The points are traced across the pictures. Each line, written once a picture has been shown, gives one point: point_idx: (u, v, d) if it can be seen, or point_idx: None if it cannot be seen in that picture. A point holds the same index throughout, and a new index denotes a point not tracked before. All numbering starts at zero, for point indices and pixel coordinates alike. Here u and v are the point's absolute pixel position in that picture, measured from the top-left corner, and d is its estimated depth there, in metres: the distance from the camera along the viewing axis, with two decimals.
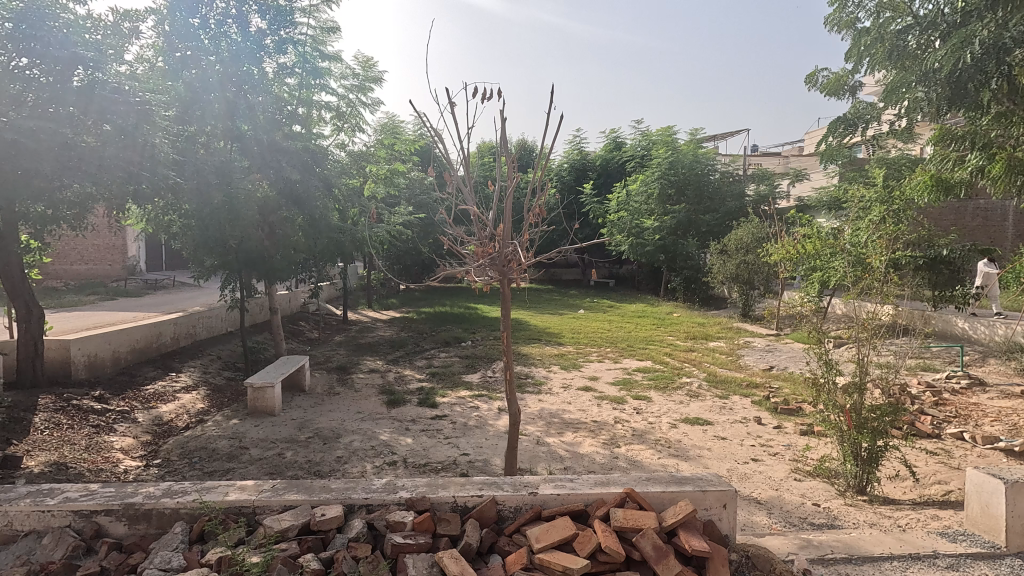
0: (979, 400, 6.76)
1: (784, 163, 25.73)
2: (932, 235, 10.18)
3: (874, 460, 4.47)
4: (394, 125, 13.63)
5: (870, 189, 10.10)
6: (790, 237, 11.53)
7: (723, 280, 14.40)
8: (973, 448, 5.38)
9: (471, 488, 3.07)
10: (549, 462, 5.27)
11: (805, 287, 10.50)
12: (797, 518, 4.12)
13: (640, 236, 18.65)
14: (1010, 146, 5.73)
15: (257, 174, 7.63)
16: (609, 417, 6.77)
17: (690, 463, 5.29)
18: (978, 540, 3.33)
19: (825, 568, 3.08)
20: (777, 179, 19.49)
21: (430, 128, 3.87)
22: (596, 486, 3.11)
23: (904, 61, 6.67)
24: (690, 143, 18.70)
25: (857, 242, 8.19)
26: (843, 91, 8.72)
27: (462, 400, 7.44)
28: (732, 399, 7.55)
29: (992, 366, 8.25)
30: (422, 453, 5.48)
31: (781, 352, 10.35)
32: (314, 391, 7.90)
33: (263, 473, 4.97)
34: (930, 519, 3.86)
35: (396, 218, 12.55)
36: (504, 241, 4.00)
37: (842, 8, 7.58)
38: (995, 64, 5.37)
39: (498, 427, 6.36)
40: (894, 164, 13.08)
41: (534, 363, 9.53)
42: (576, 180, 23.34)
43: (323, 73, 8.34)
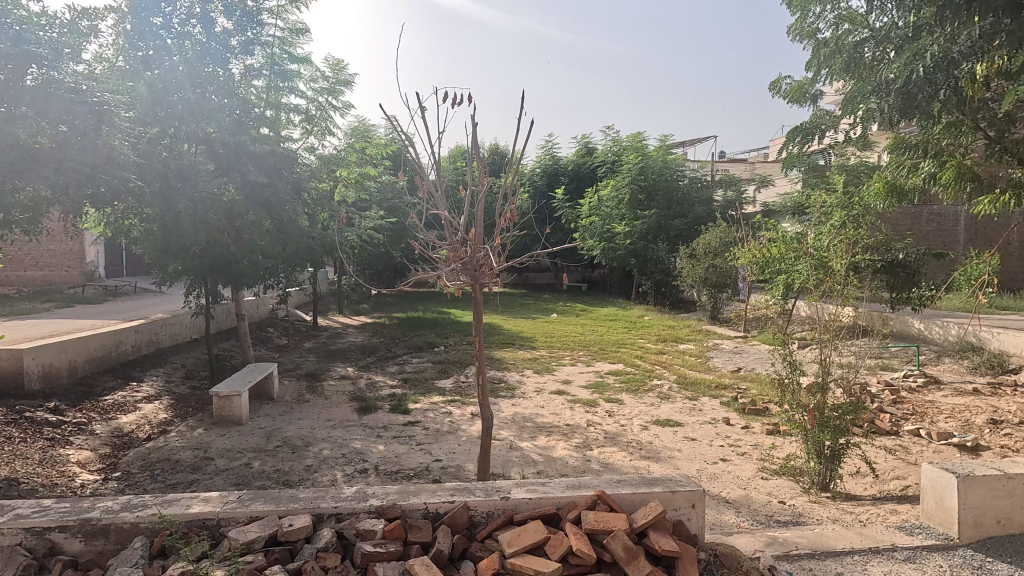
0: (935, 398, 7.04)
1: (750, 169, 26.45)
2: (890, 239, 10.57)
3: (836, 458, 4.61)
4: (366, 129, 13.50)
5: (831, 196, 10.36)
6: (757, 241, 11.82)
7: (693, 284, 14.71)
8: (929, 444, 5.59)
9: (443, 494, 3.07)
10: (523, 467, 5.26)
11: (771, 289, 10.75)
12: (764, 516, 4.22)
13: (612, 241, 18.87)
14: (960, 155, 6.23)
15: (223, 178, 7.44)
16: (582, 421, 6.80)
17: (661, 465, 5.36)
18: (932, 533, 3.45)
19: (790, 564, 3.16)
20: (744, 185, 20.03)
21: (401, 133, 3.86)
22: (567, 489, 3.14)
23: (860, 73, 6.81)
24: (661, 149, 19.03)
25: (821, 246, 8.37)
26: (805, 99, 8.89)
27: (435, 406, 7.39)
28: (701, 400, 7.68)
29: (947, 364, 8.60)
30: (394, 459, 5.43)
31: (748, 354, 10.60)
32: (283, 399, 7.75)
33: (229, 484, 4.85)
34: (890, 514, 3.99)
35: (368, 222, 12.40)
36: (476, 247, 3.98)
37: (803, 19, 7.74)
38: (944, 77, 5.51)
39: (471, 432, 6.34)
40: (853, 171, 13.54)
41: (507, 368, 9.50)
42: (549, 185, 23.57)
43: (291, 75, 8.26)
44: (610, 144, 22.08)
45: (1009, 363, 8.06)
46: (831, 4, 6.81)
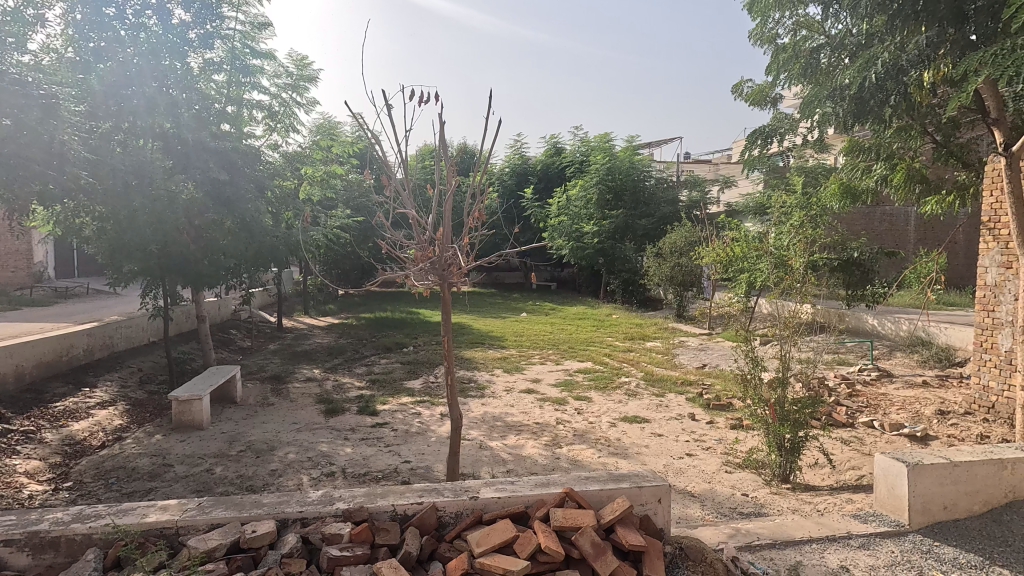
0: (887, 390, 7.35)
1: (713, 169, 27.10)
2: (846, 239, 10.98)
3: (796, 450, 4.77)
4: (331, 126, 13.25)
5: (791, 196, 10.68)
6: (720, 240, 12.09)
7: (659, 283, 14.97)
8: (882, 435, 5.83)
9: (411, 496, 3.05)
10: (492, 466, 5.26)
11: (734, 287, 11.03)
12: (728, 508, 4.33)
13: (580, 240, 19.03)
14: (910, 158, 6.77)
15: (181, 175, 7.17)
16: (551, 419, 6.84)
17: (629, 461, 5.44)
18: (884, 520, 3.60)
19: (752, 554, 3.26)
20: (708, 186, 20.49)
21: (368, 131, 3.81)
22: (535, 487, 3.15)
23: (817, 78, 7.01)
24: (628, 149, 19.29)
25: (781, 245, 8.64)
26: (765, 102, 9.14)
27: (403, 406, 7.32)
28: (668, 397, 7.82)
29: (899, 358, 8.98)
30: (362, 462, 5.35)
31: (712, 351, 10.85)
32: (246, 402, 7.55)
33: (190, 491, 4.70)
34: (845, 503, 4.15)
35: (334, 220, 12.18)
36: (445, 246, 3.95)
37: (763, 24, 7.94)
38: (894, 83, 5.78)
39: (440, 433, 6.31)
40: (811, 173, 14.01)
41: (477, 367, 9.48)
42: (517, 185, 23.63)
43: (253, 70, 8.07)
44: (578, 143, 22.25)
45: (955, 356, 8.46)
46: (789, 11, 6.98)
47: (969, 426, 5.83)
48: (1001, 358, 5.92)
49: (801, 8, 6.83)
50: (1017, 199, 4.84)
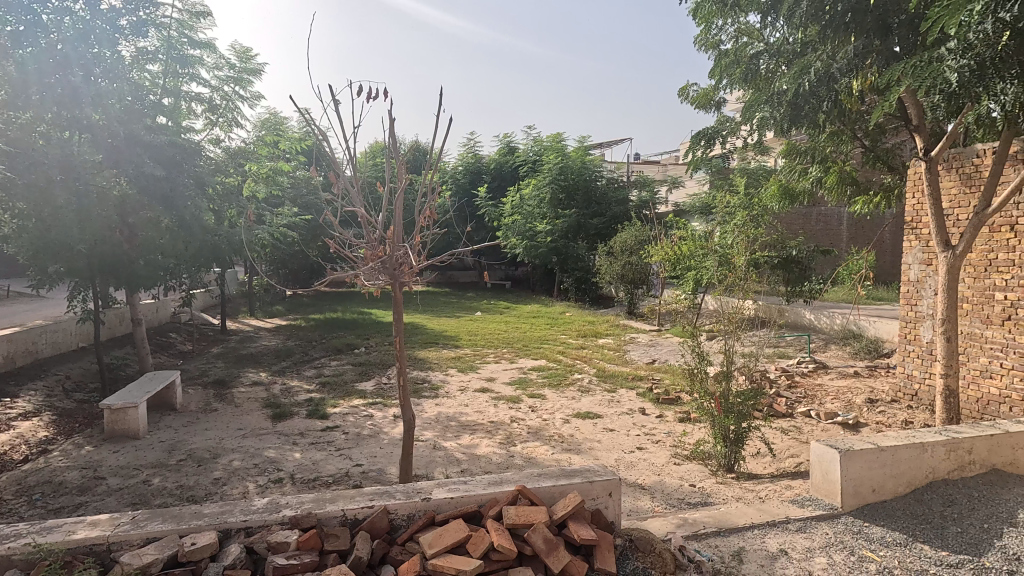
0: (823, 381, 7.77)
1: (661, 170, 27.86)
2: (785, 237, 11.51)
3: (740, 441, 4.96)
4: (278, 121, 12.80)
5: (734, 197, 11.11)
6: (668, 239, 12.45)
7: (611, 281, 15.28)
8: (818, 424, 6.16)
9: (361, 499, 2.99)
10: (446, 466, 5.23)
11: (682, 284, 11.38)
12: (676, 499, 4.46)
13: (533, 239, 19.18)
14: (841, 162, 7.19)
15: (112, 171, 6.75)
16: (505, 417, 6.86)
17: (581, 456, 5.53)
18: (819, 504, 3.80)
19: (698, 542, 3.37)
20: (657, 186, 21.02)
21: (315, 127, 3.71)
22: (488, 486, 3.16)
23: (757, 83, 7.29)
24: (579, 150, 19.56)
25: (725, 244, 8.99)
26: (710, 106, 9.45)
27: (355, 409, 7.17)
28: (619, 392, 8.00)
29: (833, 351, 9.51)
30: (312, 467, 5.21)
31: (661, 346, 11.16)
32: (188, 409, 7.21)
33: (125, 504, 4.45)
34: (785, 489, 4.36)
35: (281, 219, 11.78)
36: (396, 245, 3.90)
37: (707, 30, 8.19)
38: (826, 91, 6.04)
39: (393, 435, 6.22)
40: (753, 174, 14.61)
41: (430, 368, 9.40)
42: (471, 183, 23.58)
43: (191, 61, 7.73)
44: (530, 143, 22.37)
45: (883, 348, 9.03)
46: (731, 18, 7.22)
47: (896, 413, 6.24)
48: (923, 348, 6.35)
49: (741, 15, 7.08)
50: (936, 201, 5.19)
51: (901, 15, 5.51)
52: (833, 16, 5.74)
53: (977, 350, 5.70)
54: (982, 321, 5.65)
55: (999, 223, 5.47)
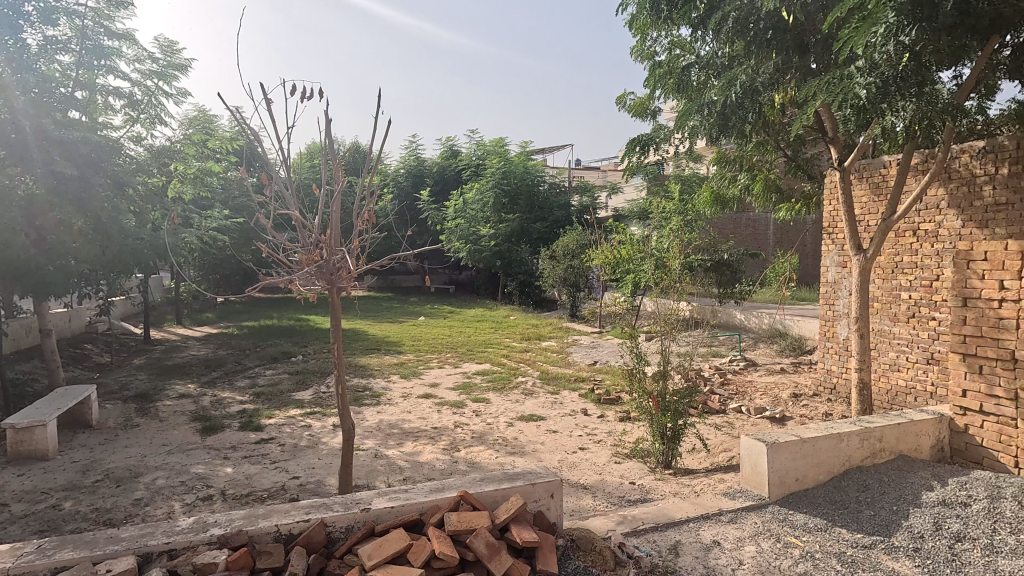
0: (752, 377, 8.20)
1: (602, 176, 28.56)
2: (717, 241, 12.06)
3: (677, 438, 5.14)
4: (207, 120, 12.18)
5: (670, 202, 11.53)
6: (609, 243, 12.75)
7: (554, 284, 15.49)
8: (749, 418, 6.49)
9: (297, 513, 2.88)
10: (388, 475, 5.12)
11: (622, 287, 11.70)
12: (617, 497, 4.57)
13: (477, 243, 19.16)
14: (766, 170, 7.62)
15: (17, 169, 6.21)
16: (449, 422, 6.81)
17: (525, 459, 5.56)
18: (749, 495, 4.00)
19: (637, 538, 3.47)
20: (597, 191, 21.52)
21: (246, 126, 3.55)
22: (430, 493, 3.12)
23: (689, 93, 7.59)
24: (522, 155, 19.73)
25: (662, 248, 9.32)
26: (646, 115, 9.78)
27: (292, 419, 6.89)
28: (562, 394, 8.11)
29: (762, 349, 10.05)
30: (244, 481, 4.97)
31: (603, 348, 11.42)
32: (105, 425, 6.70)
33: (31, 532, 4.08)
34: (718, 483, 4.55)
35: (211, 222, 11.20)
36: (332, 249, 3.78)
37: (643, 41, 8.48)
38: (751, 103, 6.39)
39: (332, 445, 6.03)
40: (687, 181, 15.22)
41: (372, 374, 9.18)
42: (413, 187, 23.30)
43: (109, 53, 7.25)
44: (473, 147, 22.33)
45: (806, 345, 9.61)
46: (664, 30, 7.50)
47: (817, 406, 6.67)
48: (840, 345, 6.82)
49: (673, 28, 7.37)
50: (849, 208, 5.59)
51: (816, 35, 5.95)
52: (756, 33, 6.10)
53: (886, 345, 6.18)
54: (890, 318, 6.13)
55: (904, 229, 5.95)
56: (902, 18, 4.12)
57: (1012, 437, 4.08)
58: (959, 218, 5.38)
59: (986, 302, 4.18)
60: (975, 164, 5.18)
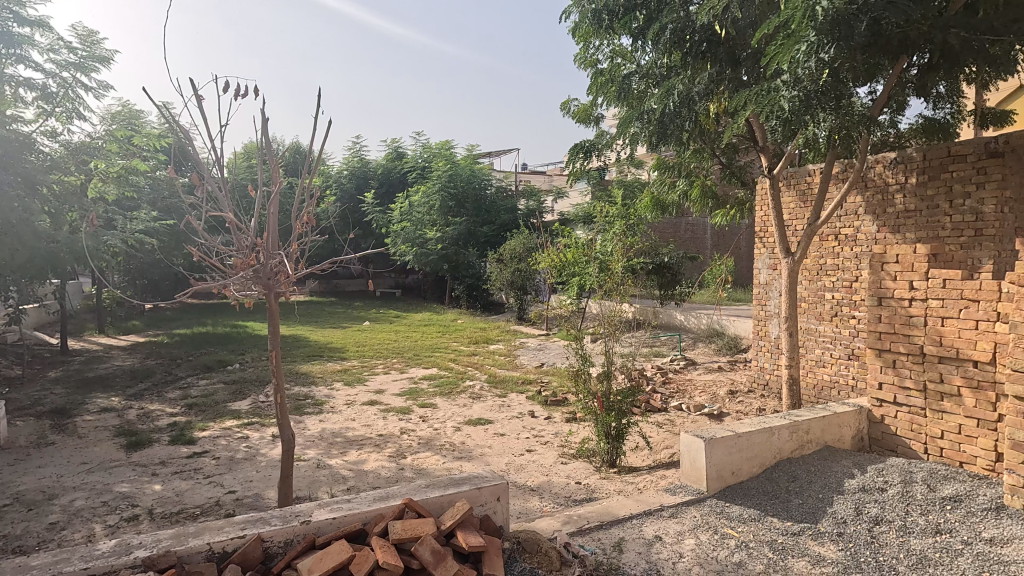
0: (692, 376, 8.51)
1: (548, 181, 28.92)
2: (658, 245, 12.46)
3: (620, 437, 5.26)
4: (133, 115, 11.48)
5: (613, 207, 11.82)
6: (555, 247, 12.92)
7: (501, 287, 15.52)
8: (689, 416, 6.73)
9: (231, 529, 2.75)
10: (331, 485, 4.97)
11: (568, 290, 11.87)
12: (563, 497, 4.62)
13: (423, 246, 18.86)
14: (702, 177, 7.94)
15: None
16: (395, 429, 6.68)
17: (473, 463, 5.54)
18: (688, 490, 4.14)
19: (582, 538, 3.52)
20: (544, 195, 21.77)
21: (174, 123, 3.37)
22: (373, 502, 3.06)
23: (630, 101, 7.82)
24: (468, 158, 19.67)
25: (606, 251, 9.54)
26: (590, 121, 9.99)
27: (228, 431, 6.58)
28: (510, 397, 8.14)
29: (701, 348, 10.45)
30: (174, 499, 4.69)
31: (550, 350, 11.55)
32: (15, 445, 6.16)
33: None
34: (660, 479, 4.69)
35: (137, 223, 10.55)
36: (269, 253, 3.64)
37: (586, 49, 8.65)
38: (688, 112, 6.65)
39: (272, 456, 5.80)
40: (630, 186, 15.66)
41: (314, 382, 8.90)
42: (357, 189, 22.79)
43: (19, 41, 6.72)
44: (419, 149, 22.08)
45: (741, 344, 10.08)
46: (606, 39, 7.69)
47: (751, 402, 7.00)
48: (771, 343, 7.19)
49: (615, 37, 7.57)
50: (778, 214, 5.91)
51: (746, 49, 6.25)
52: (692, 45, 6.37)
53: (812, 343, 6.56)
54: (816, 317, 6.52)
55: (827, 233, 6.34)
56: (822, 36, 4.33)
57: (922, 426, 4.42)
58: (874, 223, 5.80)
59: (898, 301, 4.53)
60: (888, 173, 5.61)
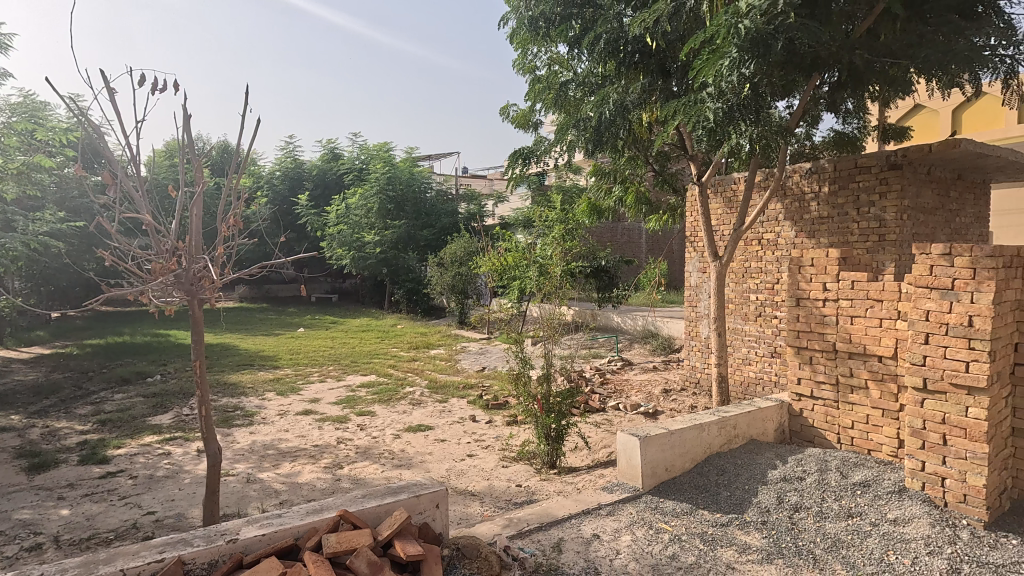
0: (629, 376, 8.77)
1: (488, 184, 28.97)
2: (595, 249, 12.76)
3: (560, 438, 5.33)
4: (36, 108, 10.56)
5: (552, 211, 11.99)
6: (495, 251, 12.95)
7: (442, 291, 15.36)
8: (626, 415, 6.92)
9: (148, 553, 2.57)
10: (262, 500, 4.74)
11: (508, 293, 11.92)
12: (504, 501, 4.63)
13: (361, 250, 18.39)
14: (636, 183, 8.20)
15: None
16: (331, 439, 6.47)
17: (412, 471, 5.45)
18: (625, 487, 4.26)
19: (522, 540, 3.54)
20: (484, 199, 21.82)
21: (82, 118, 3.12)
22: (306, 516, 2.95)
23: (567, 108, 7.97)
24: (407, 160, 19.37)
25: (546, 255, 9.67)
26: (529, 126, 10.09)
27: (147, 448, 6.14)
28: (450, 402, 8.07)
29: (637, 348, 10.78)
30: (85, 523, 4.33)
31: (491, 354, 11.56)
32: None
33: None
34: (598, 478, 4.79)
35: (40, 225, 9.69)
36: (192, 258, 3.43)
37: (524, 55, 8.74)
38: (621, 120, 6.87)
39: (197, 472, 5.47)
40: (568, 191, 15.97)
41: (244, 392, 8.46)
42: (291, 190, 21.96)
43: None
44: (356, 150, 21.54)
45: (674, 344, 10.49)
46: (543, 46, 7.80)
47: (684, 399, 7.29)
48: (702, 343, 7.52)
49: (552, 45, 7.69)
50: (707, 220, 6.19)
51: (676, 62, 6.52)
52: (625, 56, 6.57)
53: (738, 342, 6.91)
54: (742, 318, 6.87)
55: (751, 238, 6.69)
56: (743, 53, 4.59)
57: (835, 417, 4.75)
58: (792, 229, 6.19)
59: (813, 301, 4.86)
60: (804, 182, 6.01)
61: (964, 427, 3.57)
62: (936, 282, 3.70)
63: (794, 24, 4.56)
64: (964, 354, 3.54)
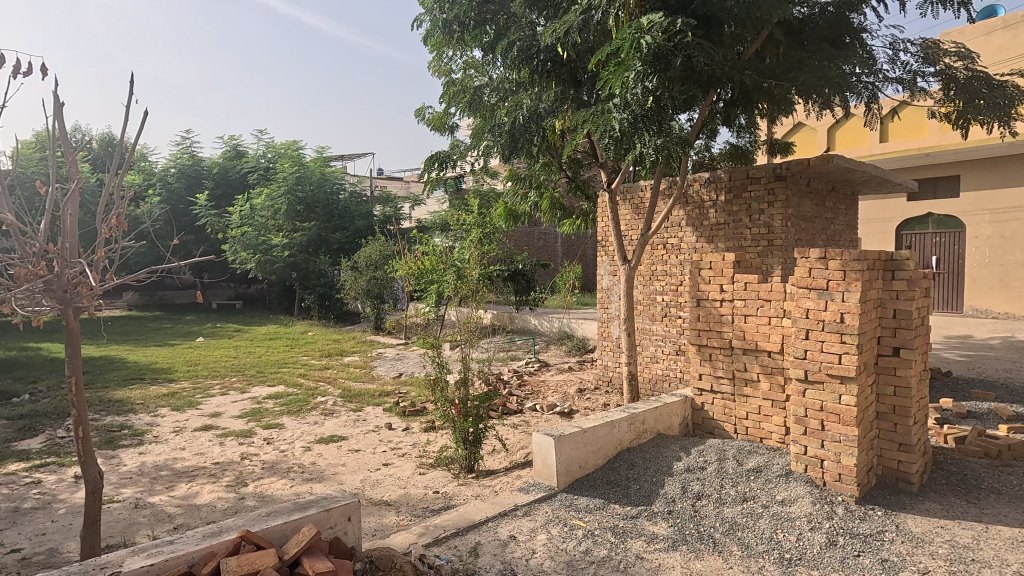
0: (545, 377, 8.95)
1: (405, 187, 28.45)
2: (512, 252, 12.90)
3: (478, 442, 5.32)
4: None
5: (469, 214, 11.99)
6: (412, 254, 12.74)
7: (356, 296, 14.87)
8: (542, 415, 7.05)
9: None
10: (153, 527, 4.34)
11: (426, 297, 11.77)
12: (420, 509, 4.56)
13: (268, 253, 17.41)
14: (550, 188, 8.39)
15: None
16: (234, 456, 6.05)
17: (324, 484, 5.22)
18: (540, 487, 4.33)
19: (438, 547, 3.50)
20: (400, 202, 21.41)
21: None
22: (203, 540, 2.74)
23: (482, 112, 8.01)
24: (318, 161, 18.58)
25: (463, 259, 9.64)
26: (445, 129, 10.03)
27: (11, 477, 5.42)
28: (365, 410, 7.82)
29: (553, 350, 11.03)
30: None
31: (408, 359, 11.36)
32: None
33: None
34: (515, 480, 4.84)
35: None
36: (65, 262, 3.06)
37: (439, 58, 8.69)
38: (535, 127, 7.00)
39: (75, 501, 4.91)
40: (485, 196, 16.05)
41: (132, 410, 7.71)
42: (188, 189, 20.35)
43: None
44: (263, 148, 20.37)
45: (588, 345, 10.84)
46: (459, 50, 7.80)
47: (597, 398, 7.55)
48: (613, 343, 7.83)
49: (467, 49, 7.71)
50: (617, 225, 6.46)
51: (586, 73, 6.72)
52: (538, 64, 6.70)
53: (646, 341, 7.27)
54: (649, 318, 7.24)
55: (657, 243, 7.06)
56: (646, 66, 4.81)
57: (732, 410, 5.12)
58: (693, 234, 6.61)
59: (712, 302, 5.22)
60: (703, 191, 6.44)
61: (838, 413, 3.97)
62: (814, 283, 4.10)
63: (691, 42, 4.90)
64: (837, 347, 3.95)
